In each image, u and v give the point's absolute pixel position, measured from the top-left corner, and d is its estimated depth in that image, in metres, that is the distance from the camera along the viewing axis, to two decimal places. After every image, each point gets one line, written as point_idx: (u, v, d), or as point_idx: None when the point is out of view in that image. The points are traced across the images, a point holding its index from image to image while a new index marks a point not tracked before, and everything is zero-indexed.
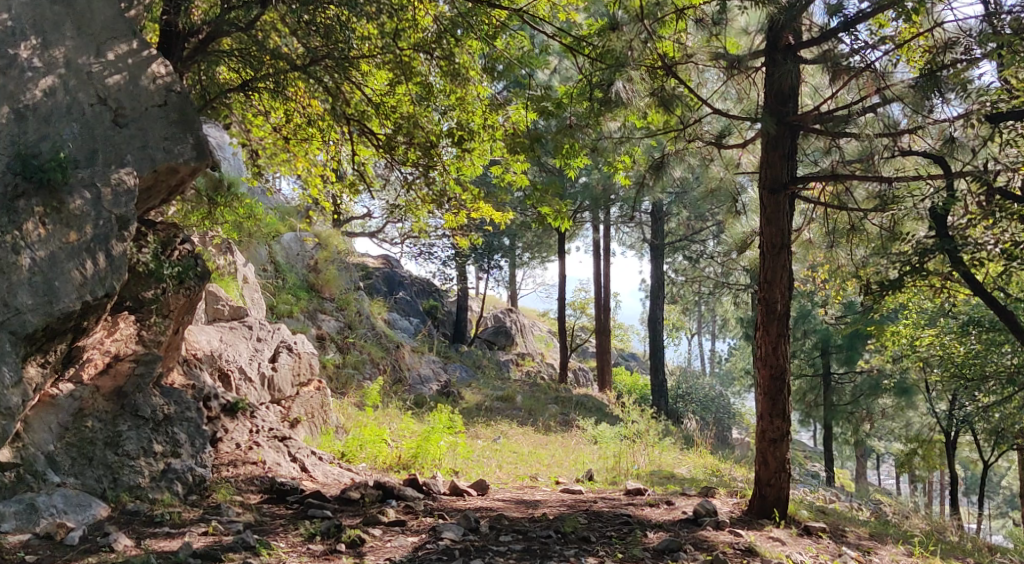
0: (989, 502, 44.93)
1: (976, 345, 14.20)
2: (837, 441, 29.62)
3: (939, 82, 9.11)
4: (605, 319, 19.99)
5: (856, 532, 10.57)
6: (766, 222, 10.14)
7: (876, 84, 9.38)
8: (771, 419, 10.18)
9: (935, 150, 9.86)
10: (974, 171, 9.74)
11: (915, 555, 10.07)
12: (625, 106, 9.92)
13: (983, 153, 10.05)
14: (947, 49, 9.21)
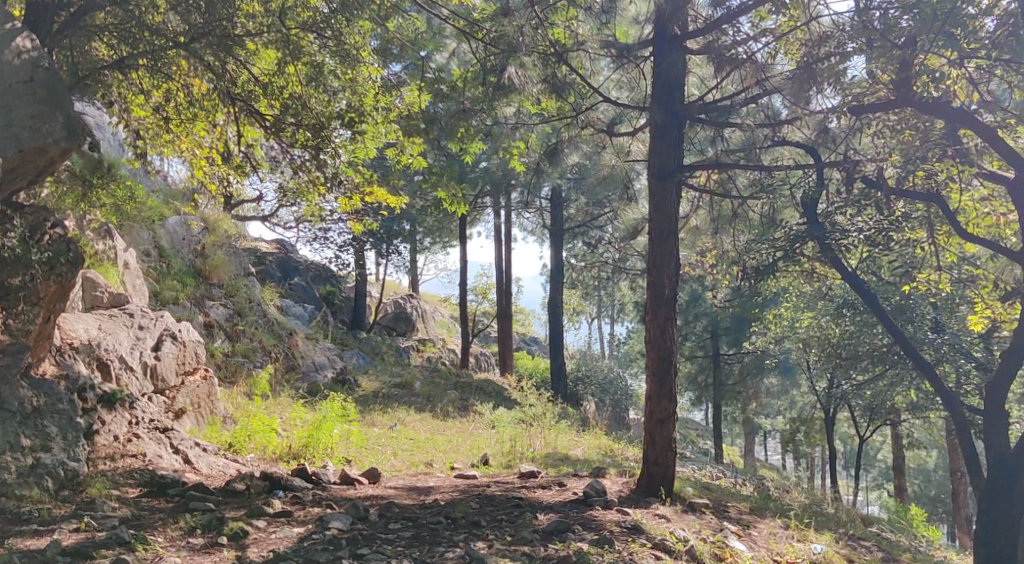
0: (868, 475, 46.63)
1: (850, 325, 14.62)
2: (729, 420, 30.33)
3: (814, 75, 9.67)
4: (506, 303, 20.08)
5: (737, 507, 10.89)
6: (654, 208, 10.34)
7: (757, 76, 10.03)
8: (658, 400, 10.48)
9: (810, 140, 10.43)
10: (841, 160, 10.38)
11: (792, 528, 10.40)
12: (517, 92, 10.46)
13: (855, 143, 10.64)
14: (822, 44, 9.79)
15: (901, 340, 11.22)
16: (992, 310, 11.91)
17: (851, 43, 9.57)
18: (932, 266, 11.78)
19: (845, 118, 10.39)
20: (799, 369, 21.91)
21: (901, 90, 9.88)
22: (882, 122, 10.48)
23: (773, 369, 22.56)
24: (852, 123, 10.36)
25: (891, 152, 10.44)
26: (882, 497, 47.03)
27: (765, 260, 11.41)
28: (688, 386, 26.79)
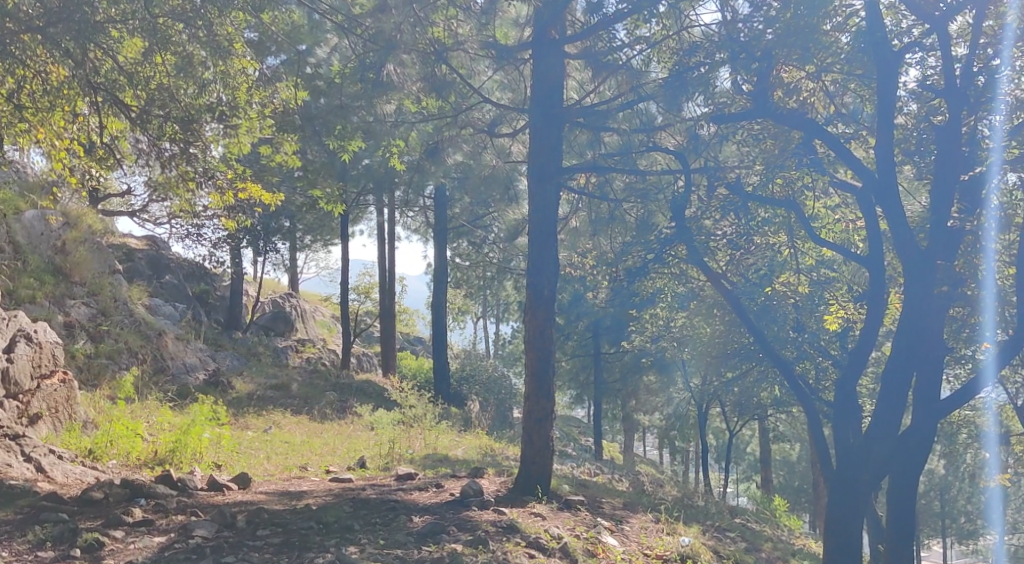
0: (741, 468, 47.94)
1: (721, 325, 16.14)
2: (610, 416, 30.75)
3: (686, 82, 10.64)
4: (390, 304, 19.81)
5: (608, 503, 12.55)
6: (534, 208, 11.18)
7: (632, 82, 11.04)
8: (537, 400, 11.28)
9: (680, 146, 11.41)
10: (708, 164, 11.34)
11: (661, 521, 11.84)
12: (395, 90, 10.75)
13: (720, 151, 11.45)
14: (692, 54, 10.96)
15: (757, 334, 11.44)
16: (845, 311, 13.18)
17: (719, 54, 10.70)
18: (791, 267, 12.84)
19: (713, 126, 11.20)
20: (676, 365, 22.59)
21: (760, 101, 10.84)
22: (747, 130, 11.31)
23: (652, 366, 23.02)
24: (718, 131, 11.21)
25: (753, 160, 11.28)
26: (753, 488, 48.44)
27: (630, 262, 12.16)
28: (570, 382, 27.09)
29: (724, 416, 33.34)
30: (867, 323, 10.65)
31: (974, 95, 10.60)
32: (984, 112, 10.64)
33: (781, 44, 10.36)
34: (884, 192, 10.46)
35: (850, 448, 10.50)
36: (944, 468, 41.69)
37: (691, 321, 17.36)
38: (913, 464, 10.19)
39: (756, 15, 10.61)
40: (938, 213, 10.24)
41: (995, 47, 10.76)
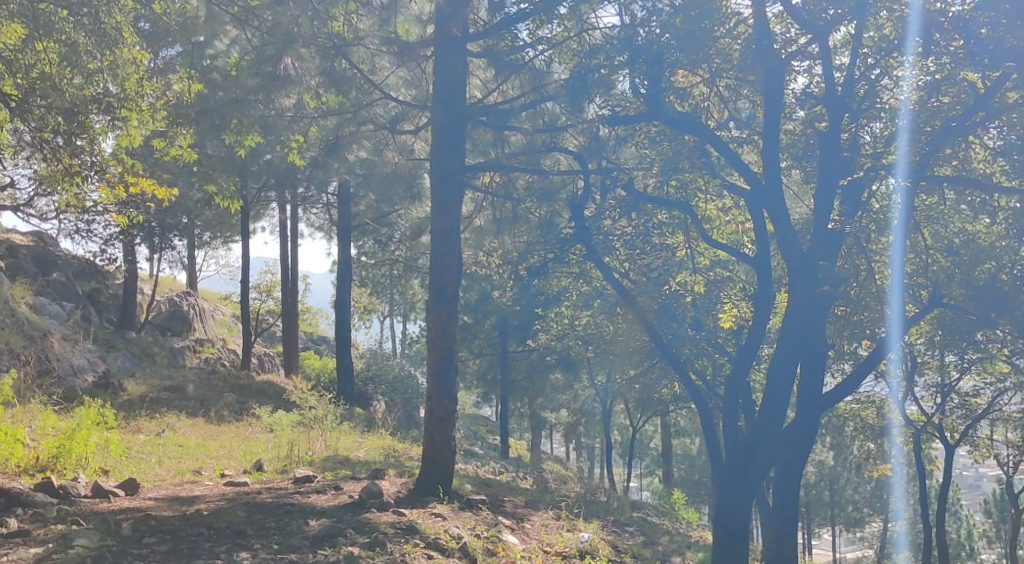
0: (645, 464, 48.49)
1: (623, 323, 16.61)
2: (516, 415, 30.78)
3: (585, 83, 11.25)
4: (293, 303, 19.41)
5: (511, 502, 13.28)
6: (436, 209, 11.35)
7: (534, 83, 11.55)
8: (439, 400, 11.40)
9: (581, 146, 11.98)
10: (606, 165, 12.05)
11: (561, 519, 12.78)
12: (295, 84, 10.68)
13: (620, 152, 12.18)
14: (593, 56, 11.55)
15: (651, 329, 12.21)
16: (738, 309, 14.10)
17: (618, 57, 11.35)
18: (688, 268, 13.58)
19: (613, 128, 11.92)
20: (581, 361, 22.77)
21: (652, 102, 11.50)
22: (646, 133, 11.92)
23: (556, 364, 23.15)
24: (618, 133, 11.96)
25: (651, 163, 12.05)
26: (655, 483, 49.02)
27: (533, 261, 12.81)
28: (476, 381, 27.01)
29: (628, 412, 33.68)
30: (754, 319, 11.32)
31: (852, 105, 11.66)
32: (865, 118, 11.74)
33: (677, 49, 11.20)
34: (769, 197, 11.16)
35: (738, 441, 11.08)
36: (836, 460, 42.80)
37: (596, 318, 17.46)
38: (795, 450, 10.89)
39: (652, 20, 11.27)
40: (819, 215, 11.05)
41: (875, 58, 11.77)
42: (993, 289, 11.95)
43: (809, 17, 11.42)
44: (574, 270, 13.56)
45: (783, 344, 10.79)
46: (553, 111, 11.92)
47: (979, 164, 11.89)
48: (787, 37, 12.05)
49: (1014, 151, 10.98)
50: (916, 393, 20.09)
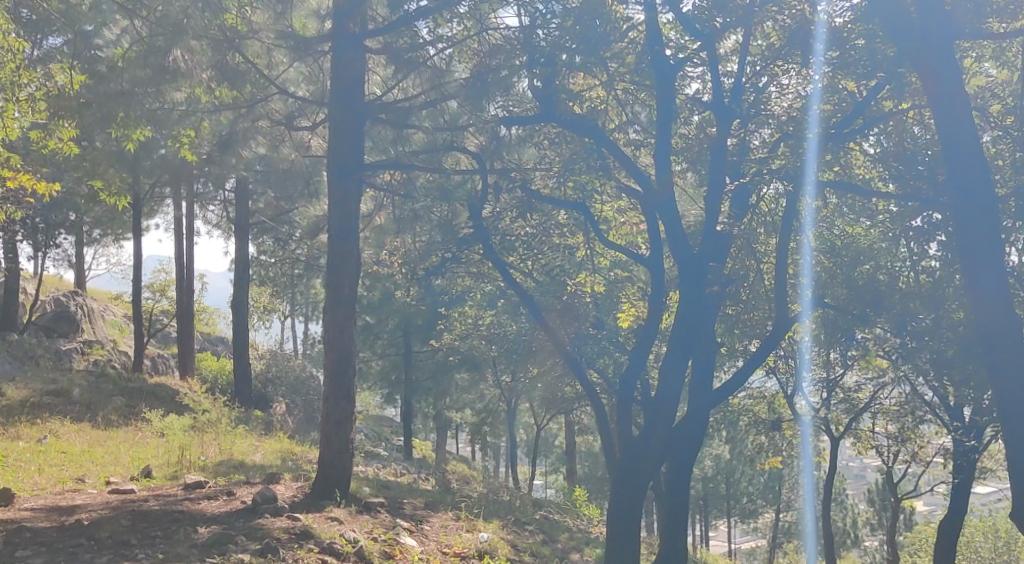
0: (548, 461, 48.73)
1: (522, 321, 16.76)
2: (420, 414, 30.65)
3: (487, 86, 11.24)
4: (188, 302, 18.92)
5: (411, 503, 13.14)
6: (333, 205, 11.24)
7: (435, 82, 11.51)
8: (337, 401, 11.24)
9: (482, 147, 12.04)
10: (505, 165, 12.21)
11: (462, 519, 12.75)
12: (185, 78, 10.37)
13: (520, 152, 12.34)
14: (493, 56, 11.58)
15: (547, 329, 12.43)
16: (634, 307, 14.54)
17: (519, 58, 11.35)
18: (586, 268, 13.88)
19: (516, 129, 12.12)
20: (483, 360, 22.71)
21: (546, 103, 11.68)
22: (547, 135, 12.27)
23: (458, 362, 23.14)
24: (520, 133, 12.13)
25: (551, 164, 12.27)
26: (558, 480, 49.30)
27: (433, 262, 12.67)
28: (378, 381, 26.79)
29: (530, 411, 33.77)
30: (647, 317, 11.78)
31: (741, 109, 11.82)
32: (753, 124, 11.80)
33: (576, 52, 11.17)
34: (661, 202, 11.58)
35: (631, 440, 11.34)
36: (732, 455, 43.71)
37: (496, 317, 17.40)
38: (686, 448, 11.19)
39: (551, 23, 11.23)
40: (709, 219, 11.38)
41: (762, 65, 12.14)
42: (871, 288, 12.42)
43: (700, 25, 11.84)
44: (472, 270, 13.52)
45: (678, 338, 11.21)
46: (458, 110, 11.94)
47: (854, 166, 12.50)
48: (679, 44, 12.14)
49: (890, 158, 11.79)
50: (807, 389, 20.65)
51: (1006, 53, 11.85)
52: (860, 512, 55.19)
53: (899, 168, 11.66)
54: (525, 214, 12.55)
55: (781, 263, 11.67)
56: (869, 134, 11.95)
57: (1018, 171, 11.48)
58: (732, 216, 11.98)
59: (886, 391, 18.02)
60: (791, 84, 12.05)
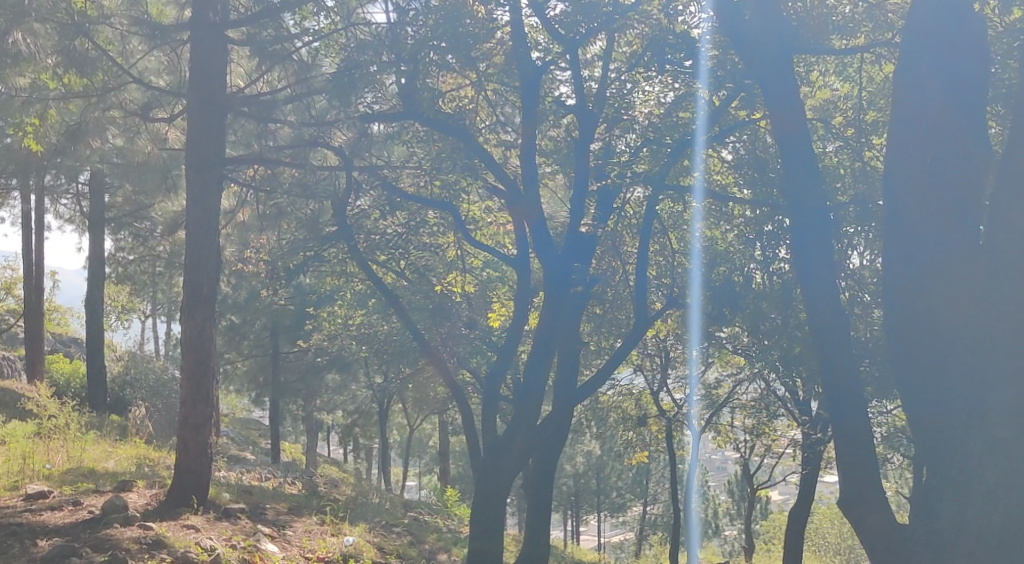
0: (421, 462, 48.48)
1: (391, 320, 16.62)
2: (287, 416, 30.06)
3: (356, 81, 10.81)
4: (39, 301, 18.03)
5: (274, 508, 12.77)
6: (192, 202, 10.84)
7: (299, 75, 11.18)
8: (195, 404, 10.84)
9: (344, 147, 11.71)
10: (370, 165, 11.98)
11: (327, 523, 12.44)
12: (29, 63, 9.81)
13: (388, 150, 12.21)
14: (361, 51, 11.15)
15: (413, 331, 12.25)
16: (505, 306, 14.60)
17: (385, 54, 11.14)
18: (455, 268, 13.86)
19: (383, 125, 11.94)
20: (352, 360, 22.40)
21: (408, 100, 11.41)
22: (414, 132, 12.09)
23: (327, 363, 22.77)
24: (388, 131, 12.04)
25: (418, 162, 12.20)
26: (431, 480, 49.07)
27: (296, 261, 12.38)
28: (244, 382, 26.15)
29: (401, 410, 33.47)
30: (513, 318, 11.79)
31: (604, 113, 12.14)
32: (617, 128, 12.20)
33: (444, 50, 11.13)
34: (526, 205, 11.64)
35: (497, 440, 11.25)
36: (602, 452, 44.36)
37: (365, 317, 17.17)
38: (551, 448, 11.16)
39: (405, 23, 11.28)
40: (573, 219, 11.46)
41: (625, 72, 12.32)
42: (729, 289, 12.64)
43: (563, 29, 11.82)
44: (338, 269, 13.28)
45: (542, 335, 11.25)
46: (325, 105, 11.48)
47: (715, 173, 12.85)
48: (547, 46, 12.33)
49: (745, 165, 12.12)
50: (671, 386, 21.05)
51: (849, 68, 12.42)
52: (721, 503, 56.74)
53: (754, 174, 12.01)
54: (390, 212, 12.46)
55: (641, 262, 11.82)
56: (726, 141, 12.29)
57: (858, 179, 11.79)
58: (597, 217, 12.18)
59: (744, 387, 18.51)
60: (654, 90, 12.27)
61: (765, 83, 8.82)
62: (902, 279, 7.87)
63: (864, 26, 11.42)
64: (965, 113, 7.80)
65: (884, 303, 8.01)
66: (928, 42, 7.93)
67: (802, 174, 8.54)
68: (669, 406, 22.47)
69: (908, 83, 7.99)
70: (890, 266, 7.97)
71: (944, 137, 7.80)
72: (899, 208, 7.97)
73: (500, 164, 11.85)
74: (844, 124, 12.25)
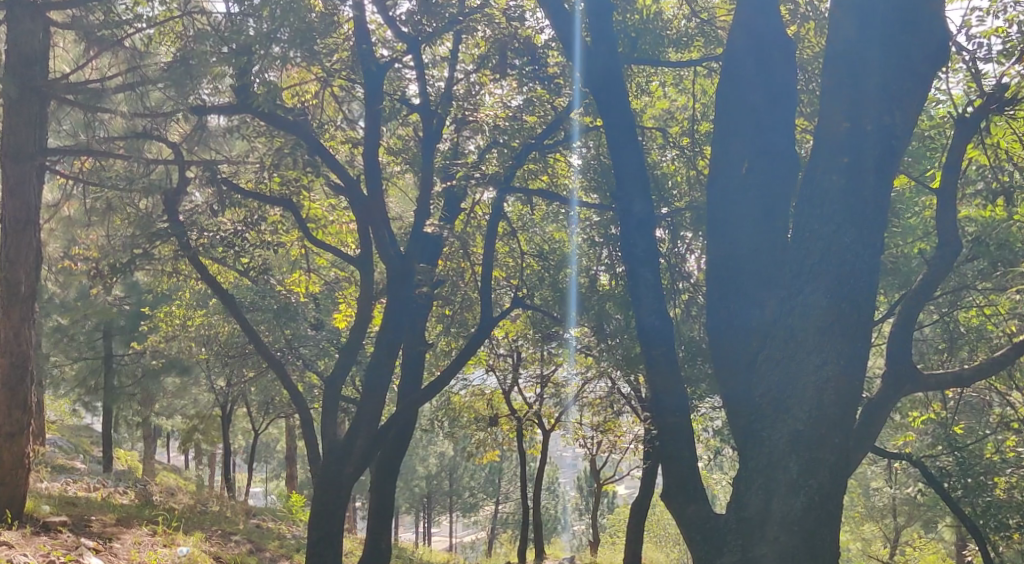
0: (266, 466, 47.38)
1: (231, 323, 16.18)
2: (122, 422, 28.82)
3: (191, 71, 10.29)
4: None
5: (101, 520, 12.07)
6: (9, 193, 10.65)
7: (131, 62, 10.83)
8: (11, 409, 10.52)
9: (185, 139, 11.52)
10: (204, 163, 11.55)
11: (158, 535, 11.85)
12: None
13: (222, 145, 11.85)
14: (201, 41, 10.41)
15: (253, 337, 11.60)
16: (351, 307, 14.34)
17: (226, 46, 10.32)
18: (301, 268, 13.48)
19: (223, 118, 11.53)
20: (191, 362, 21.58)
21: (242, 95, 10.85)
22: (255, 127, 11.72)
23: (164, 366, 21.90)
24: (229, 126, 11.55)
25: (258, 159, 11.74)
26: (276, 486, 48.01)
27: (123, 258, 11.44)
28: (73, 387, 24.89)
29: (245, 413, 32.61)
30: (355, 319, 11.48)
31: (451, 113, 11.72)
32: (466, 129, 11.76)
33: (295, 50, 10.34)
34: (371, 209, 11.24)
35: (335, 444, 10.89)
36: (452, 452, 44.35)
37: (207, 317, 16.54)
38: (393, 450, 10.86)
39: (246, 14, 10.50)
40: (417, 219, 11.26)
41: (474, 74, 12.28)
42: (575, 290, 12.66)
43: (408, 26, 11.44)
44: (170, 269, 12.51)
45: (384, 336, 10.98)
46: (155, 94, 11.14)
47: (561, 178, 12.85)
48: (392, 44, 12.12)
49: (591, 171, 12.13)
50: (520, 384, 21.11)
51: (684, 81, 12.94)
52: (569, 499, 57.64)
53: (602, 180, 12.03)
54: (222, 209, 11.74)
55: (488, 268, 11.58)
56: (576, 146, 12.33)
57: (693, 185, 11.93)
58: (445, 219, 12.09)
59: (591, 385, 18.70)
60: (501, 94, 12.06)
61: (599, 90, 8.69)
62: (728, 294, 7.81)
63: (696, 41, 11.84)
64: (782, 130, 7.88)
65: (711, 312, 7.94)
66: (753, 58, 8.00)
67: (636, 184, 8.41)
68: (519, 405, 22.46)
69: (729, 94, 8.06)
70: (716, 274, 7.90)
71: (761, 148, 7.88)
72: (721, 220, 7.94)
73: (340, 164, 11.45)
74: (680, 133, 12.46)
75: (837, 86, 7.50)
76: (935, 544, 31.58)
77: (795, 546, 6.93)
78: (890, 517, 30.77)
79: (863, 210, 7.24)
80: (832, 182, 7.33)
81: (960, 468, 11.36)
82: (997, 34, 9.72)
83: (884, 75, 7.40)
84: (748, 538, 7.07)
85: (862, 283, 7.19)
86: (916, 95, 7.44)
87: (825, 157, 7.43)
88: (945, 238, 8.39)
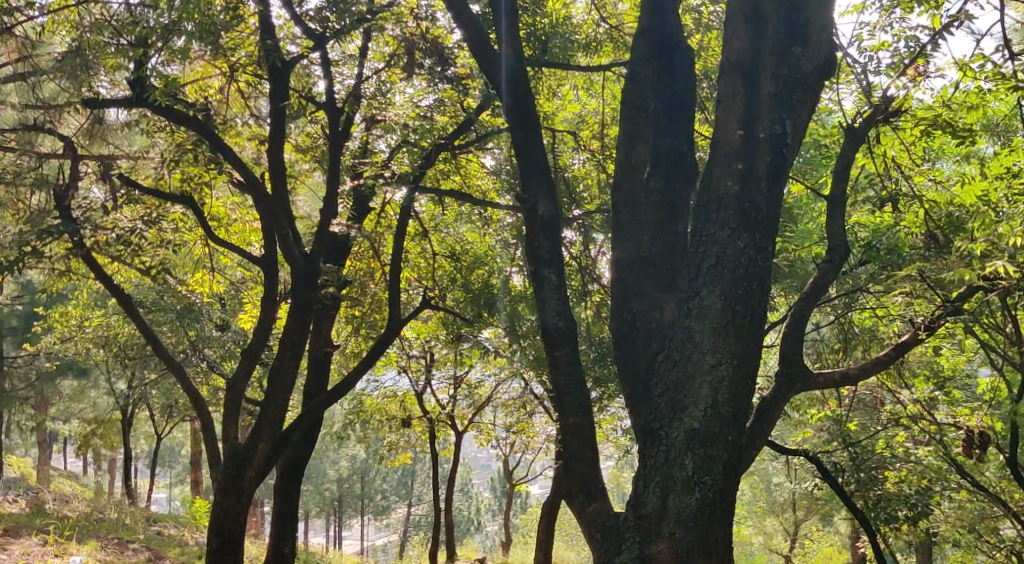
0: (170, 471, 46.30)
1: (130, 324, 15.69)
2: (17, 428, 27.82)
3: (86, 61, 10.12)
4: None
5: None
6: None
7: (23, 53, 10.38)
8: None
9: (80, 133, 11.26)
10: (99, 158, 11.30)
11: (49, 544, 11.38)
12: None
13: (113, 139, 11.55)
14: (95, 30, 10.09)
15: (152, 340, 11.17)
16: (253, 309, 14.04)
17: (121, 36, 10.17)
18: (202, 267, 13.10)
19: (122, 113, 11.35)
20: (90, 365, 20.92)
21: (138, 90, 10.56)
22: (155, 123, 11.41)
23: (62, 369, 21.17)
24: (134, 119, 11.32)
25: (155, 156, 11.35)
26: (181, 491, 46.96)
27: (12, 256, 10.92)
28: None
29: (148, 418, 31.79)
30: (258, 320, 11.16)
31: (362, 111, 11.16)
32: (376, 128, 11.52)
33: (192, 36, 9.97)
34: (274, 206, 10.91)
35: (235, 446, 10.58)
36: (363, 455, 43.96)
37: (105, 319, 16.05)
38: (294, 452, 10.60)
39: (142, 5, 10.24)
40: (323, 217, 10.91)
41: (382, 72, 12.06)
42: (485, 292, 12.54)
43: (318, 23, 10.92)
44: (62, 269, 11.97)
45: (287, 336, 10.70)
46: (54, 89, 10.91)
47: (471, 180, 12.74)
48: (298, 40, 11.84)
49: (501, 173, 11.97)
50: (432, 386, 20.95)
51: (595, 86, 12.94)
52: (481, 500, 57.62)
53: (512, 182, 11.86)
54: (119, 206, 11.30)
55: (395, 268, 11.36)
56: (487, 148, 12.21)
57: (602, 191, 11.97)
58: (352, 219, 11.90)
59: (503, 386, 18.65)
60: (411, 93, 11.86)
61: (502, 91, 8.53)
62: (628, 297, 7.74)
63: (606, 46, 11.87)
64: (681, 135, 7.85)
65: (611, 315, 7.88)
66: (654, 67, 7.99)
67: (539, 187, 8.29)
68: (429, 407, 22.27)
69: (630, 100, 8.02)
70: (616, 277, 7.83)
71: (659, 153, 7.82)
72: (621, 224, 7.89)
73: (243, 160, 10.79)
74: (590, 136, 12.44)
75: (732, 93, 7.49)
76: (835, 539, 32.30)
77: (695, 543, 6.92)
78: (792, 513, 31.42)
79: (756, 216, 7.27)
80: (727, 187, 7.32)
81: (853, 463, 10.34)
82: (885, 48, 9.66)
83: (777, 86, 7.44)
84: (645, 535, 7.05)
85: (756, 288, 7.21)
86: (806, 105, 7.53)
87: (720, 162, 7.41)
88: (836, 243, 8.51)
